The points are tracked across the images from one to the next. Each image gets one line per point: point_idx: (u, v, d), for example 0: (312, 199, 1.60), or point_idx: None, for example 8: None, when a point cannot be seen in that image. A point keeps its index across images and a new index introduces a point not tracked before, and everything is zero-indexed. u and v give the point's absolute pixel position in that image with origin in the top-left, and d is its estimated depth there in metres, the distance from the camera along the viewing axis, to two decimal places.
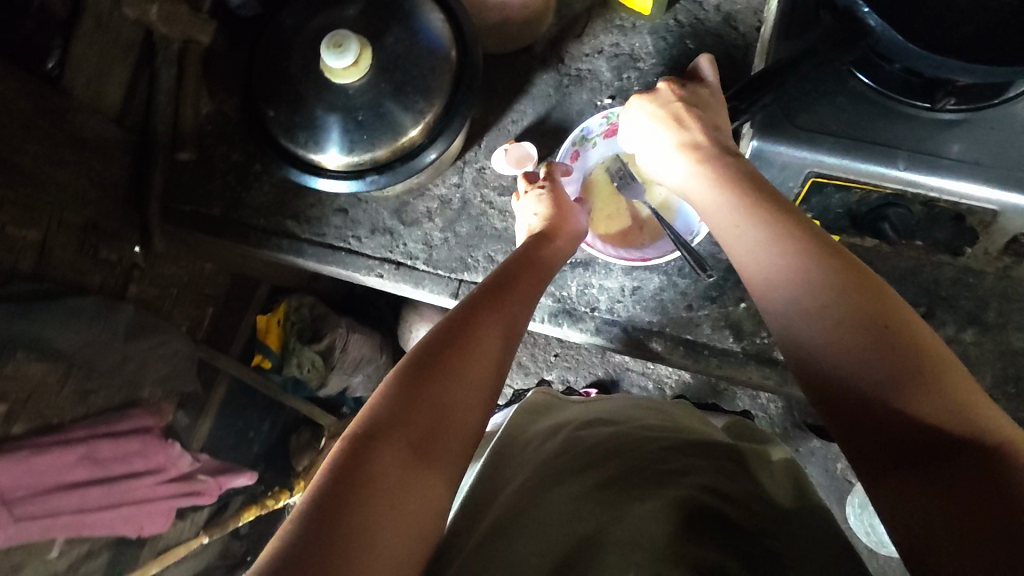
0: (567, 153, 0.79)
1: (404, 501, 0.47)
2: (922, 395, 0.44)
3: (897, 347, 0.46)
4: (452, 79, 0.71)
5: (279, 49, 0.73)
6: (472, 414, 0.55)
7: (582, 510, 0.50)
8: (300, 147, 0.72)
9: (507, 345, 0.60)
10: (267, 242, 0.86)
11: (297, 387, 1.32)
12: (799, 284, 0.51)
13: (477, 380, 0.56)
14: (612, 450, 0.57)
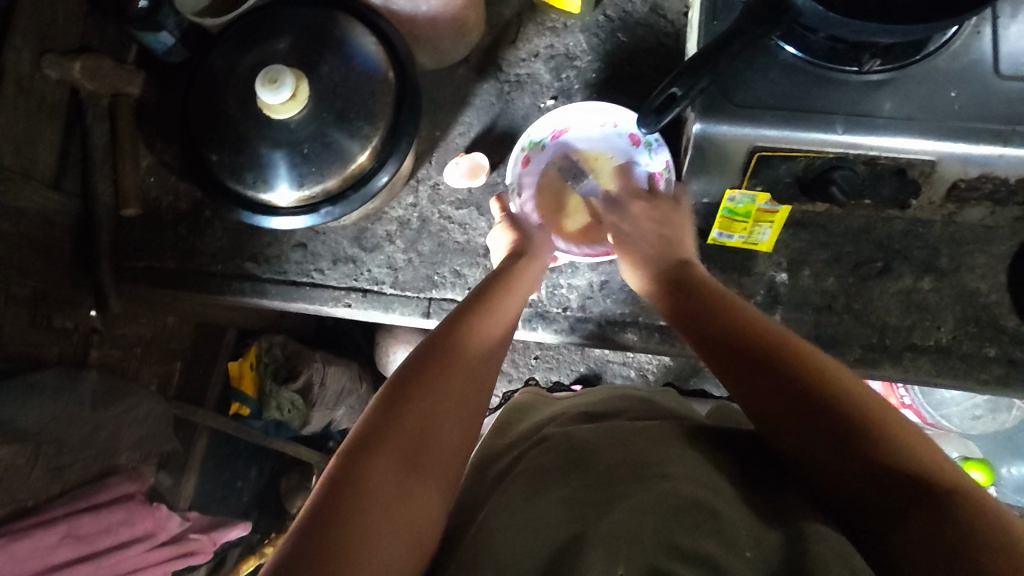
0: (518, 158, 0.79)
1: (400, 510, 0.47)
2: (877, 447, 0.47)
3: (851, 420, 0.49)
4: (393, 101, 0.70)
5: (213, 92, 0.71)
6: (466, 424, 0.55)
7: (568, 507, 0.50)
8: (248, 188, 0.70)
9: (495, 363, 0.60)
10: (228, 287, 0.84)
11: (280, 429, 1.29)
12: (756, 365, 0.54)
13: (468, 401, 0.56)
14: (596, 441, 0.57)
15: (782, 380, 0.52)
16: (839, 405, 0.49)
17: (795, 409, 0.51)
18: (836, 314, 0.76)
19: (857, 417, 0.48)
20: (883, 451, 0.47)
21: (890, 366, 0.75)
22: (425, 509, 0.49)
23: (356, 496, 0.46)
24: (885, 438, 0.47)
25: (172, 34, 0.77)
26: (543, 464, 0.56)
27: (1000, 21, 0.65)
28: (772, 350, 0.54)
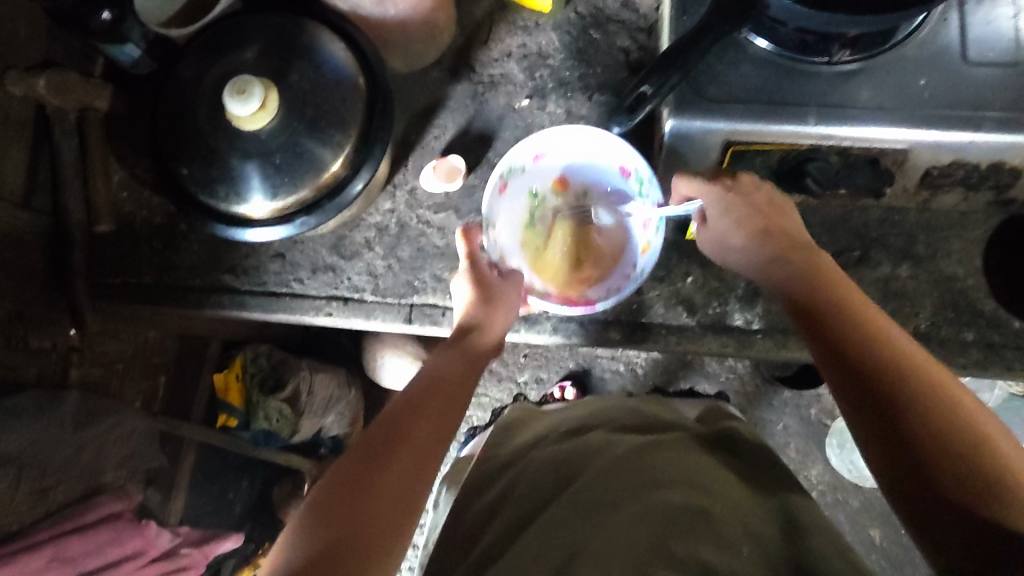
0: (496, 185, 0.77)
1: None
2: (980, 497, 0.47)
3: (968, 437, 0.50)
4: (365, 106, 0.69)
5: (181, 105, 0.70)
6: (394, 523, 0.53)
7: (559, 525, 0.50)
8: (221, 202, 0.69)
9: (439, 443, 0.59)
10: (206, 301, 0.83)
11: (269, 440, 1.29)
12: (884, 344, 0.55)
13: (404, 484, 0.55)
14: (581, 461, 0.58)
15: (903, 419, 0.51)
16: (962, 442, 0.49)
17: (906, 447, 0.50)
18: None
19: (969, 466, 0.48)
20: (996, 507, 0.47)
21: None
22: None
23: None
24: (994, 490, 0.47)
25: (137, 47, 0.76)
26: (541, 489, 0.57)
27: (966, 7, 0.65)
28: (910, 384, 0.52)
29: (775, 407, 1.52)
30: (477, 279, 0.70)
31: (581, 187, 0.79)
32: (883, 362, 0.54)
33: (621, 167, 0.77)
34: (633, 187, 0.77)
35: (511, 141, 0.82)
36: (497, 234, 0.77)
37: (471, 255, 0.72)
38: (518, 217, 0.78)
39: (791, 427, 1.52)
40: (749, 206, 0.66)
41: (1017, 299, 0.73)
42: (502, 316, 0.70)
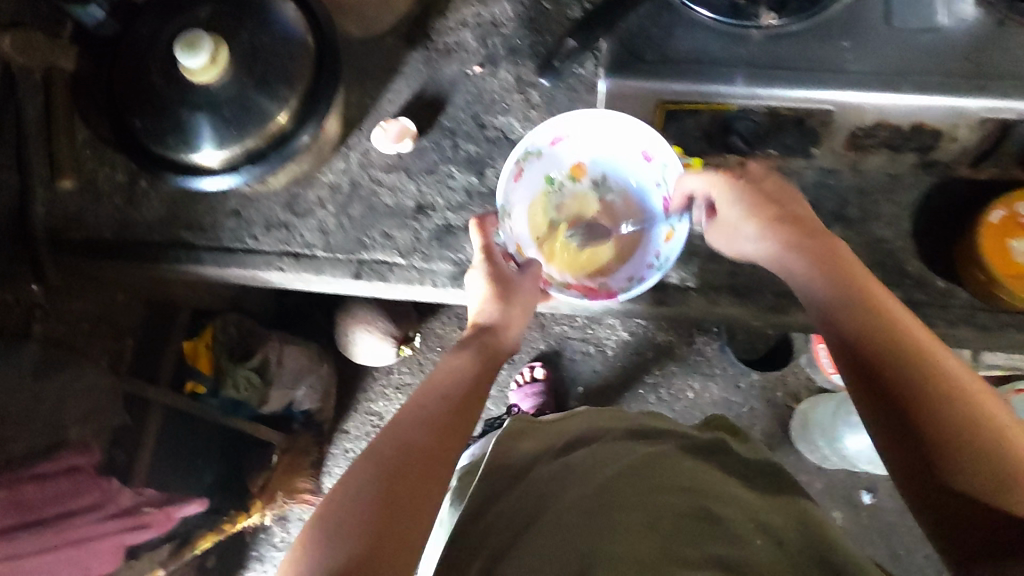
0: (512, 170, 0.78)
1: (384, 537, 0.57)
2: (997, 495, 0.53)
3: (979, 422, 0.55)
4: (312, 63, 0.72)
5: (136, 59, 0.72)
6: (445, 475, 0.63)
7: (574, 525, 0.62)
8: (171, 151, 0.71)
9: (449, 462, 0.64)
10: (164, 256, 0.85)
11: (237, 409, 1.34)
12: (884, 327, 0.60)
13: (420, 511, 0.60)
14: (596, 468, 0.70)
15: (926, 440, 0.55)
16: (979, 430, 0.55)
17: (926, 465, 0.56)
18: (748, 264, 0.79)
19: (984, 476, 0.54)
20: (1014, 496, 0.53)
21: (799, 310, 0.77)
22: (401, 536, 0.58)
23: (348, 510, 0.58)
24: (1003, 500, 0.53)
25: (101, 6, 0.76)
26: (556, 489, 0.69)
27: None
28: (939, 407, 0.56)
29: (742, 389, 1.54)
30: (495, 276, 0.75)
31: (595, 173, 0.82)
32: (914, 386, 0.57)
33: (643, 151, 0.77)
34: (655, 171, 0.78)
35: (463, 106, 0.84)
36: (515, 224, 0.79)
37: (486, 249, 0.77)
38: (534, 204, 0.81)
39: (757, 409, 1.53)
40: (763, 194, 0.69)
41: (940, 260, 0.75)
42: (517, 315, 0.75)
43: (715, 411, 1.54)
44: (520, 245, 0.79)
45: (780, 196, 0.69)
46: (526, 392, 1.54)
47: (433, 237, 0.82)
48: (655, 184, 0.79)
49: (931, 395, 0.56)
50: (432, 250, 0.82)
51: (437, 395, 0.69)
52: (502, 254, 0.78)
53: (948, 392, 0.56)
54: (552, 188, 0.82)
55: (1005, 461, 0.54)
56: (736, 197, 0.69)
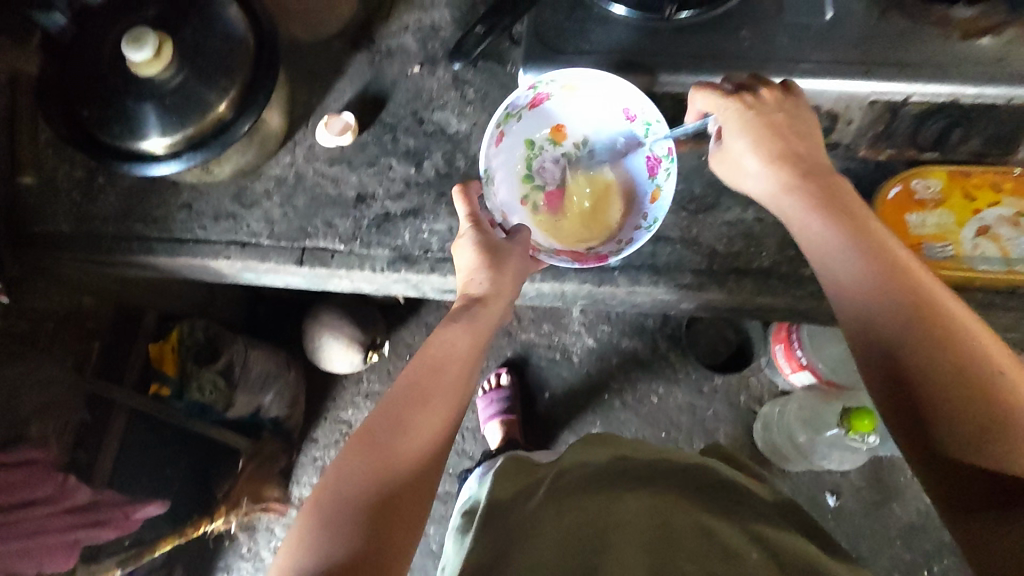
0: (494, 134, 0.80)
1: (378, 518, 0.61)
2: (980, 448, 0.56)
3: (966, 370, 0.57)
4: (252, 60, 0.78)
5: (89, 56, 0.78)
6: (434, 448, 0.66)
7: (562, 542, 0.69)
8: (117, 139, 0.76)
9: (440, 437, 0.67)
10: (118, 247, 0.89)
11: (203, 413, 1.33)
12: (872, 276, 0.62)
13: (410, 506, 0.63)
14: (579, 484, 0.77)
15: (919, 387, 0.58)
16: (963, 383, 0.57)
17: (921, 411, 0.58)
18: (670, 243, 0.82)
19: (968, 431, 0.56)
20: (997, 450, 0.55)
21: (717, 288, 0.80)
22: (399, 517, 0.62)
23: (343, 495, 0.62)
24: (994, 450, 0.55)
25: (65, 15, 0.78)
26: (529, 501, 0.74)
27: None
28: (922, 357, 0.58)
29: (706, 393, 1.49)
30: (485, 245, 0.74)
31: (577, 134, 0.85)
32: (910, 334, 0.60)
33: (626, 111, 0.79)
34: (638, 130, 0.80)
35: (403, 103, 0.90)
36: (499, 190, 0.82)
37: (473, 217, 0.76)
38: (517, 167, 0.83)
39: (722, 414, 1.48)
40: (771, 120, 0.68)
41: None
42: (508, 283, 0.74)
43: (677, 416, 1.49)
44: (504, 211, 0.82)
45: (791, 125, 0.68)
46: (489, 398, 1.51)
47: (372, 225, 0.86)
48: (638, 144, 0.81)
49: (929, 343, 0.59)
50: (371, 237, 0.86)
51: (426, 374, 0.70)
52: (489, 222, 0.77)
53: (945, 341, 0.59)
54: (534, 151, 0.84)
55: (990, 412, 0.56)
56: (742, 126, 0.68)
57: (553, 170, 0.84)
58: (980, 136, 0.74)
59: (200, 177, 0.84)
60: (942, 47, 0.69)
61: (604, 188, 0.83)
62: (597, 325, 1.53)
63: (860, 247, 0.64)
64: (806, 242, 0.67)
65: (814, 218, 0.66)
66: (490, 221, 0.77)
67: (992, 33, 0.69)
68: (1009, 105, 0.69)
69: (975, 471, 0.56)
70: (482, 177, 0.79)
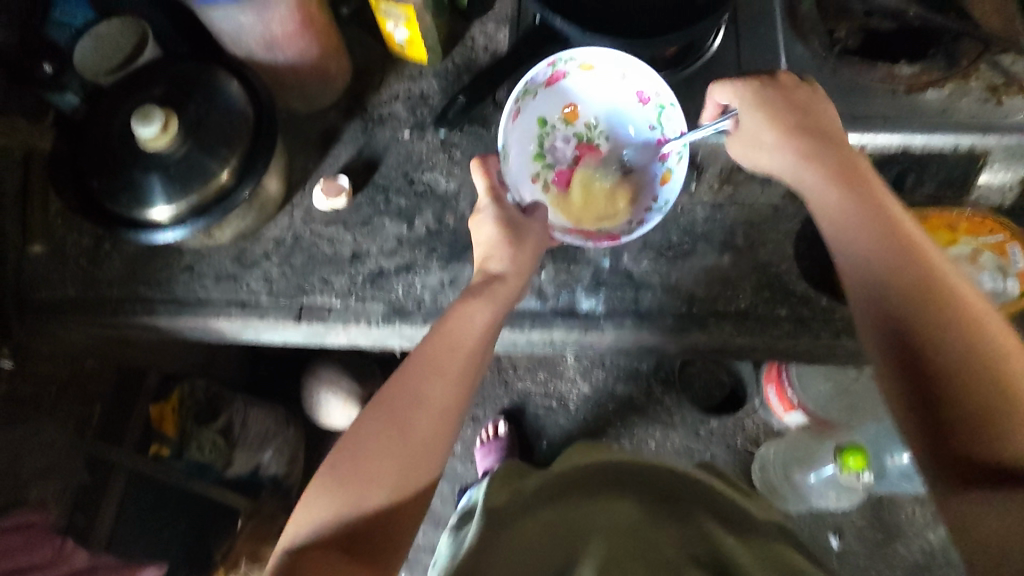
0: (514, 108, 0.83)
1: (378, 480, 0.67)
2: (985, 430, 0.58)
3: (976, 350, 0.60)
4: (251, 131, 0.83)
5: (99, 132, 0.83)
6: (444, 422, 0.70)
7: (547, 534, 0.74)
8: (124, 208, 0.80)
9: (451, 411, 0.70)
10: (123, 309, 0.93)
11: (202, 472, 1.34)
12: (890, 247, 0.65)
13: (414, 473, 0.68)
14: (567, 485, 0.82)
15: (929, 361, 0.61)
16: (977, 364, 0.60)
17: (921, 391, 0.61)
18: (650, 290, 0.86)
19: (981, 413, 0.59)
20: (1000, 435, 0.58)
21: (698, 330, 0.84)
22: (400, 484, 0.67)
23: (352, 452, 0.67)
24: (989, 429, 0.58)
25: (77, 96, 0.89)
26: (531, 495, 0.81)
27: (741, 47, 0.83)
28: (935, 334, 0.61)
29: (702, 436, 1.48)
30: (505, 220, 0.74)
31: (589, 116, 0.88)
32: (919, 315, 0.62)
33: (639, 94, 0.84)
34: (649, 114, 0.84)
35: (394, 166, 0.95)
36: (513, 164, 0.84)
37: (492, 190, 0.76)
38: (530, 145, 0.86)
39: (720, 458, 1.47)
40: (775, 103, 0.72)
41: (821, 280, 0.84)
42: (527, 260, 0.74)
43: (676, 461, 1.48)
44: (516, 183, 0.83)
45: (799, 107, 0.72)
46: (489, 448, 1.50)
47: (367, 280, 0.90)
48: (648, 128, 0.85)
49: (932, 324, 0.62)
50: (366, 292, 0.90)
51: (443, 345, 0.71)
52: (507, 194, 0.77)
53: (949, 322, 0.61)
54: (546, 130, 0.87)
55: (999, 395, 0.59)
56: (757, 101, 0.73)
57: (563, 150, 0.87)
58: (933, 181, 0.81)
59: (202, 241, 0.89)
60: (890, 100, 0.78)
61: (615, 169, 0.86)
62: (592, 370, 1.55)
63: (877, 227, 0.66)
64: (824, 217, 0.69)
65: (834, 198, 0.69)
66: (507, 194, 0.78)
67: (935, 86, 0.78)
68: (955, 152, 0.78)
69: (970, 451, 0.58)
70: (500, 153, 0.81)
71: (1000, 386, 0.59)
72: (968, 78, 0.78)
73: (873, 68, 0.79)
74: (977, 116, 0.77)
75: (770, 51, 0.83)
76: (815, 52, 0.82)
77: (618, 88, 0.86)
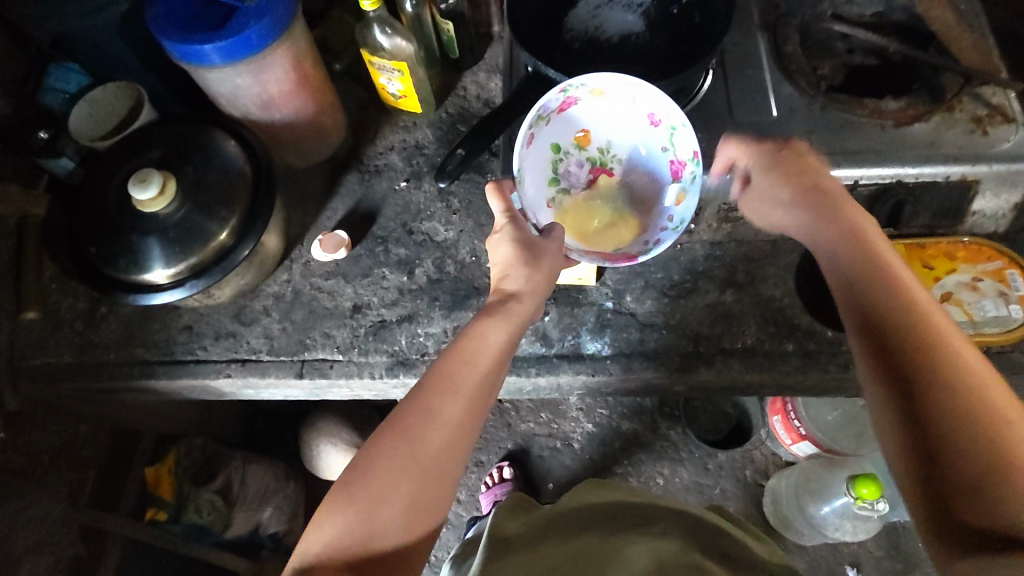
0: (528, 134, 0.81)
1: (387, 507, 0.63)
2: (989, 480, 0.54)
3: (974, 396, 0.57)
4: (249, 190, 0.83)
5: (96, 197, 0.83)
6: (455, 454, 0.66)
7: (568, 562, 0.71)
8: (122, 272, 0.80)
9: (466, 439, 0.67)
10: (119, 373, 0.91)
11: (200, 536, 1.29)
12: (889, 293, 0.63)
13: (422, 507, 0.64)
14: (585, 520, 0.79)
15: (935, 399, 0.57)
16: (978, 408, 0.56)
17: (924, 447, 0.57)
18: (655, 329, 0.85)
19: (981, 464, 0.54)
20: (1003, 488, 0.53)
21: (706, 368, 0.83)
22: (409, 517, 0.64)
23: (361, 477, 0.64)
24: (987, 491, 0.54)
25: (72, 159, 0.89)
26: (542, 532, 0.77)
27: (729, 88, 0.86)
28: (934, 373, 0.58)
29: (711, 471, 1.46)
30: (521, 241, 0.73)
31: (601, 140, 0.86)
32: (924, 373, 0.58)
33: (650, 116, 0.82)
34: (662, 135, 0.83)
35: (392, 216, 0.95)
36: (528, 188, 0.82)
37: (509, 212, 0.75)
38: (544, 171, 0.84)
39: (730, 492, 1.44)
40: (789, 165, 0.73)
41: (825, 311, 0.84)
42: (542, 281, 0.73)
43: (686, 498, 1.45)
44: (532, 208, 0.81)
45: (806, 169, 0.73)
46: (494, 493, 1.45)
47: (369, 332, 0.89)
48: (661, 150, 0.84)
49: (936, 380, 0.58)
50: (369, 344, 0.89)
51: (460, 366, 0.68)
52: (524, 218, 0.76)
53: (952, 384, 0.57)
54: (560, 156, 0.85)
55: (999, 444, 0.55)
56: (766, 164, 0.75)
57: (578, 174, 0.86)
58: (927, 211, 0.82)
59: (201, 301, 0.88)
60: (879, 133, 0.80)
61: (631, 193, 0.85)
62: (595, 409, 1.53)
63: (882, 275, 0.64)
64: (830, 270, 0.68)
65: (842, 245, 0.67)
66: (525, 218, 0.76)
67: (922, 119, 0.80)
68: (948, 181, 0.79)
69: (970, 522, 0.54)
70: (514, 178, 0.79)
71: (1006, 456, 0.54)
72: (953, 110, 0.80)
73: (860, 104, 0.82)
74: (965, 146, 0.78)
75: (758, 91, 0.85)
76: (803, 90, 0.84)
77: (628, 111, 0.84)
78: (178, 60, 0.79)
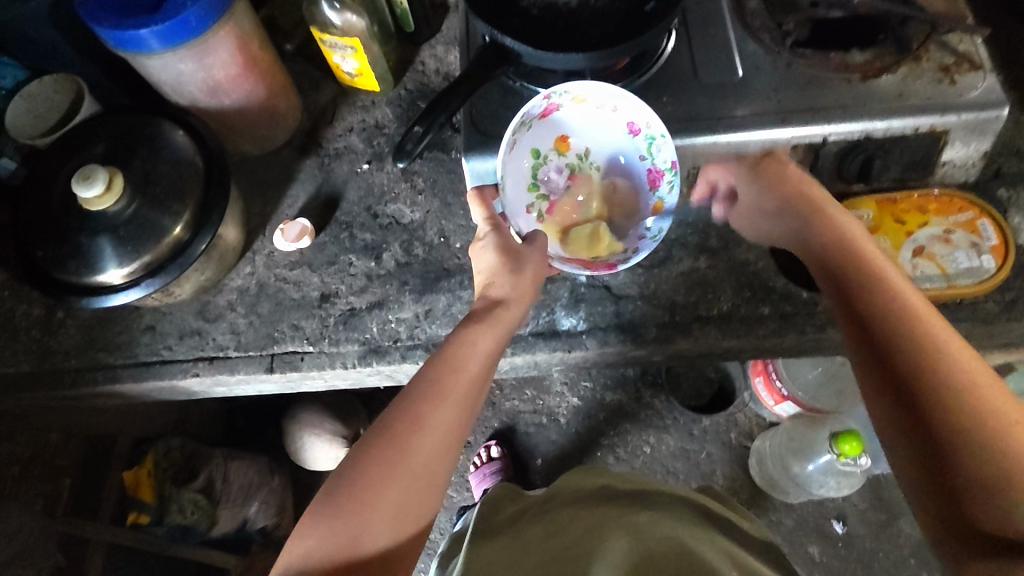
0: (510, 140, 0.78)
1: (376, 521, 0.61)
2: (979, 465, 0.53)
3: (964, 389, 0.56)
4: (202, 182, 0.79)
5: (39, 197, 0.79)
6: (443, 465, 0.65)
7: (547, 530, 0.75)
8: (73, 275, 0.76)
9: (454, 450, 0.65)
10: (82, 380, 0.87)
11: (185, 536, 1.27)
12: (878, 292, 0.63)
13: (412, 523, 0.63)
14: (570, 500, 0.81)
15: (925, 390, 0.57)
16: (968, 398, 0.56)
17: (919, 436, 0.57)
18: (630, 300, 0.84)
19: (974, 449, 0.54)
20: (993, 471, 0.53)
21: (683, 337, 0.82)
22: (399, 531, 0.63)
23: (346, 491, 0.62)
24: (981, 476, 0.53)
25: (12, 159, 0.85)
26: (524, 517, 0.80)
27: (694, 49, 0.83)
28: (924, 364, 0.58)
29: (696, 436, 1.46)
30: (503, 247, 0.71)
31: (581, 146, 0.84)
32: (912, 382, 0.58)
33: (630, 124, 0.80)
34: (641, 144, 0.81)
35: (356, 200, 0.92)
36: (509, 193, 0.80)
37: (491, 218, 0.73)
38: (522, 177, 0.82)
39: (716, 455, 1.45)
40: (768, 183, 0.76)
41: (799, 273, 0.83)
42: (528, 287, 0.72)
43: (673, 465, 1.45)
44: (511, 214, 0.80)
45: (785, 179, 0.75)
46: (483, 473, 1.46)
47: (339, 322, 0.87)
48: (639, 157, 0.82)
49: (929, 374, 0.57)
50: (340, 334, 0.86)
51: (447, 374, 0.66)
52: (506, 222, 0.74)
53: (942, 390, 0.56)
54: (539, 161, 0.83)
55: (991, 432, 0.54)
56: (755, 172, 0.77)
57: (556, 180, 0.84)
58: (898, 164, 0.82)
59: (161, 300, 0.85)
60: (846, 88, 0.78)
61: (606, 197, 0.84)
62: (579, 382, 1.52)
63: (865, 272, 0.65)
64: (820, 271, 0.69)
65: (829, 247, 0.69)
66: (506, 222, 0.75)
67: (888, 71, 0.79)
68: (917, 133, 0.78)
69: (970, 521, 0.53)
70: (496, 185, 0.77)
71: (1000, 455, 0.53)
72: (919, 60, 0.79)
73: (826, 58, 0.80)
74: (933, 96, 0.77)
75: (723, 51, 0.83)
76: (767, 48, 0.82)
77: (609, 119, 0.82)
78: (114, 48, 0.75)
